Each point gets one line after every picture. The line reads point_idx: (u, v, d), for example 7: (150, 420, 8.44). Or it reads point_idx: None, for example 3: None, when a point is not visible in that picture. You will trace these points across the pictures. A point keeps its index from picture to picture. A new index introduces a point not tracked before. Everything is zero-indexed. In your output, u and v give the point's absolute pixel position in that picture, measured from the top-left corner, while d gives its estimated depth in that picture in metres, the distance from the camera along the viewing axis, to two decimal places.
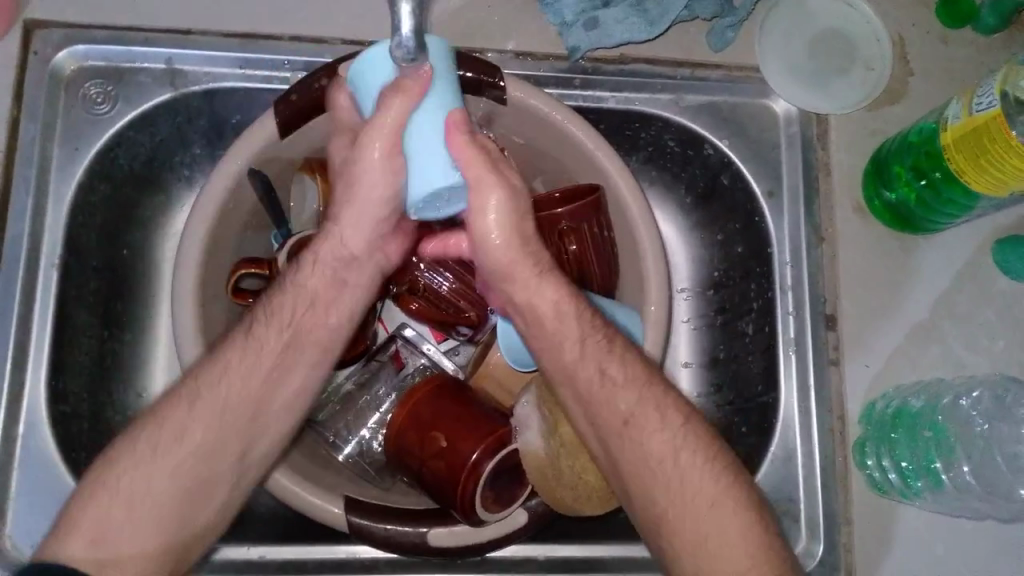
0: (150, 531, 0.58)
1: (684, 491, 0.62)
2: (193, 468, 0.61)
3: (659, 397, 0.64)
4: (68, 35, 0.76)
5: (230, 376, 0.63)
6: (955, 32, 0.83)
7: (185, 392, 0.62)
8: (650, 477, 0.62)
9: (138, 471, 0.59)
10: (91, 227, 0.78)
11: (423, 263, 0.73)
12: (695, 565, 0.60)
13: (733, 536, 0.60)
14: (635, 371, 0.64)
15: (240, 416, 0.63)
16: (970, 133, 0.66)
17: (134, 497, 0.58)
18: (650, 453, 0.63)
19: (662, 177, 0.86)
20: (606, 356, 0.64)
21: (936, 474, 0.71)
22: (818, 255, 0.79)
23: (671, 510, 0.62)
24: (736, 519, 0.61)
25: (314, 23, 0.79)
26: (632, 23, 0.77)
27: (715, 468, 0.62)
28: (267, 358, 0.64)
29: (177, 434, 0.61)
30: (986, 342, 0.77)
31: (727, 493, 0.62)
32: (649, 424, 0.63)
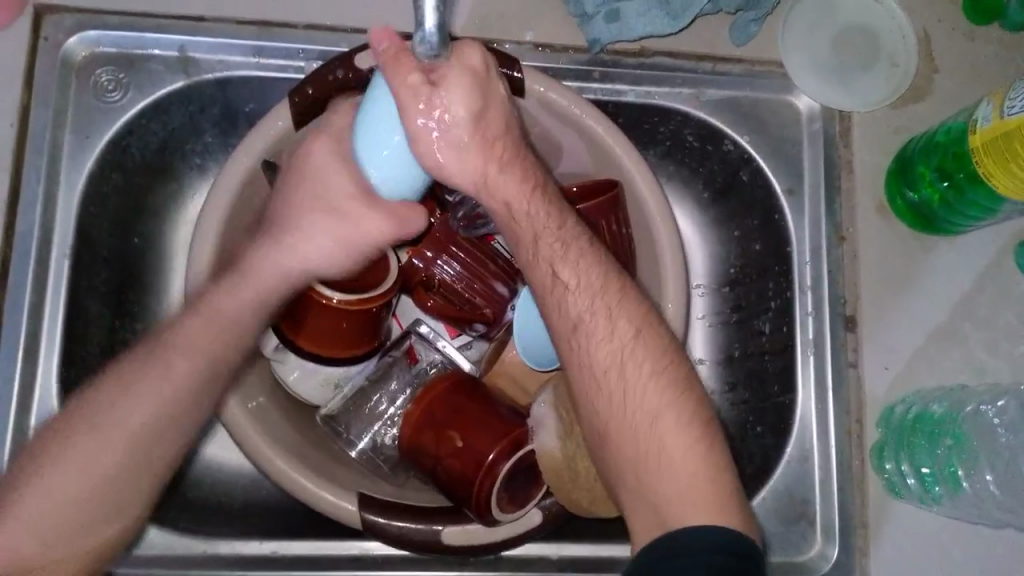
0: (72, 561, 0.57)
1: (626, 404, 0.58)
2: (118, 480, 0.57)
3: (614, 304, 0.60)
4: (80, 21, 0.74)
5: (150, 376, 0.58)
6: (982, 28, 0.82)
7: (92, 415, 0.57)
8: (599, 388, 0.59)
9: (65, 476, 0.56)
10: (102, 216, 0.77)
11: (437, 258, 0.71)
12: (634, 481, 0.57)
13: (676, 457, 0.56)
14: (591, 276, 0.61)
15: (156, 443, 0.58)
16: (1000, 137, 0.65)
17: (63, 506, 0.56)
18: (596, 362, 0.59)
19: (679, 172, 0.84)
20: (560, 256, 0.62)
21: (957, 479, 0.72)
22: (839, 254, 0.78)
23: (611, 422, 0.58)
24: (677, 439, 0.56)
25: (329, 10, 0.78)
26: (654, 15, 0.75)
27: (665, 383, 0.58)
28: (191, 359, 0.59)
29: (102, 446, 0.56)
30: (1007, 346, 0.76)
31: (669, 409, 0.57)
32: (599, 330, 0.60)
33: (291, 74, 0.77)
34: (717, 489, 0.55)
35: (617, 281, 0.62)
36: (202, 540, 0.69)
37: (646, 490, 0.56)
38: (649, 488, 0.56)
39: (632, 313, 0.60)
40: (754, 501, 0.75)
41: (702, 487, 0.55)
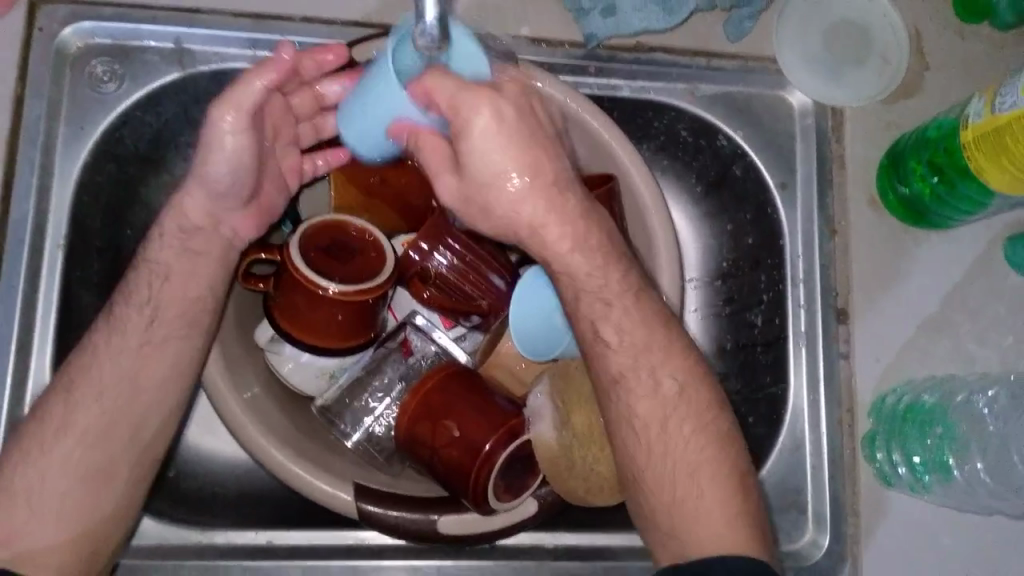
0: (53, 521, 0.60)
1: (664, 455, 0.62)
2: (84, 460, 0.62)
3: (657, 358, 0.63)
4: (75, 12, 0.75)
5: (99, 362, 0.63)
6: (971, 26, 0.83)
7: (60, 387, 0.63)
8: (639, 439, 0.63)
9: (31, 465, 0.61)
10: (97, 207, 0.76)
11: (432, 250, 0.72)
12: (666, 524, 0.61)
13: (709, 504, 0.60)
14: (633, 335, 0.63)
15: (117, 400, 0.63)
16: (990, 132, 0.66)
17: (31, 492, 0.60)
18: (636, 415, 0.63)
19: (673, 166, 0.83)
20: (603, 314, 0.62)
21: (947, 468, 0.73)
22: (830, 247, 0.79)
23: (649, 471, 0.62)
24: (712, 490, 0.61)
25: (327, 4, 0.78)
26: (650, 11, 0.76)
27: (704, 436, 0.63)
28: (131, 340, 0.64)
29: (58, 429, 0.62)
30: (996, 338, 0.77)
31: (708, 461, 0.62)
32: (640, 386, 0.63)
33: None
34: (745, 531, 0.60)
35: (661, 338, 0.64)
36: (198, 530, 0.69)
37: (678, 532, 0.61)
38: (681, 530, 0.61)
39: (675, 369, 0.64)
40: None
41: (732, 532, 0.60)
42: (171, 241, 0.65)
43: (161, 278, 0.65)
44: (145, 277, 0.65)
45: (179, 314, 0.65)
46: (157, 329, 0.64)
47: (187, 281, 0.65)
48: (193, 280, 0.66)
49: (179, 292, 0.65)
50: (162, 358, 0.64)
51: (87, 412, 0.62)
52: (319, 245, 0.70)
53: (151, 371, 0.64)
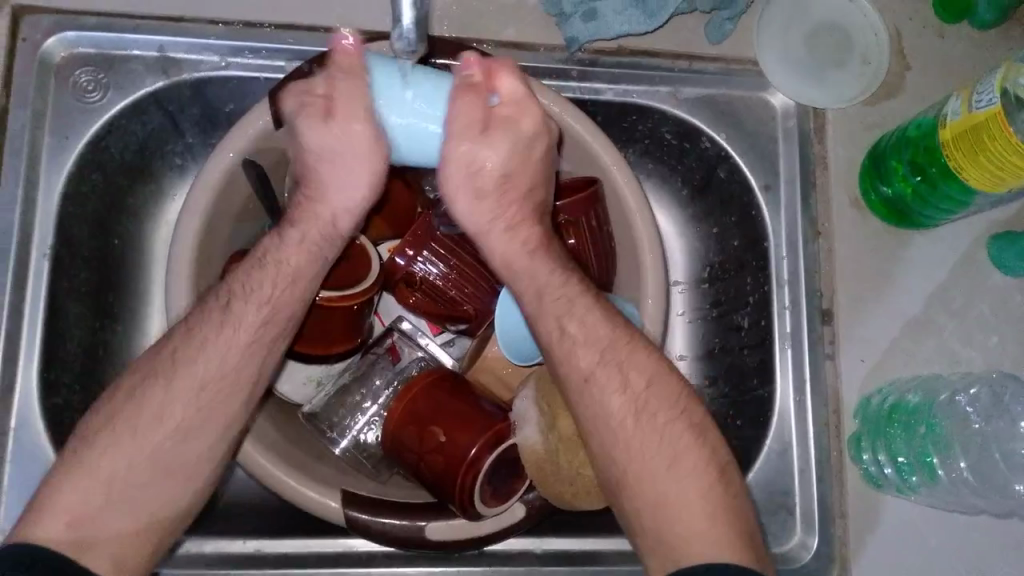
0: (126, 512, 0.60)
1: (643, 451, 0.65)
2: (166, 452, 0.62)
3: (621, 356, 0.67)
4: (58, 22, 0.74)
5: (206, 352, 0.63)
6: (951, 26, 0.83)
7: (162, 371, 0.63)
8: (615, 438, 0.65)
9: (114, 449, 0.61)
10: (82, 217, 0.77)
11: (418, 255, 0.72)
12: (651, 525, 0.63)
13: (691, 498, 0.63)
14: (599, 332, 0.67)
15: (217, 396, 0.63)
16: (969, 129, 0.66)
17: (111, 479, 0.60)
18: (612, 411, 0.66)
19: (658, 169, 0.85)
20: (568, 312, 0.67)
21: (932, 468, 0.72)
22: (815, 249, 0.79)
23: (630, 469, 0.65)
24: (690, 481, 0.64)
25: (310, 11, 0.78)
26: (631, 15, 0.77)
27: (679, 426, 0.66)
28: (242, 335, 0.64)
29: (155, 415, 0.62)
30: (980, 337, 0.78)
31: (687, 453, 0.65)
32: (611, 381, 0.66)
33: (267, 73, 0.77)
34: (729, 526, 0.62)
35: (625, 334, 0.68)
36: (187, 540, 0.69)
37: (664, 533, 0.63)
38: (665, 532, 0.63)
39: (643, 364, 0.67)
40: None
41: (721, 529, 0.62)
42: (300, 236, 0.66)
43: (287, 280, 0.66)
44: (270, 275, 0.65)
45: (291, 318, 0.66)
46: (267, 333, 0.65)
47: (308, 284, 0.66)
48: (301, 278, 0.66)
49: (287, 289, 0.66)
50: (261, 366, 0.66)
51: (180, 405, 0.62)
52: None
53: (249, 370, 0.65)
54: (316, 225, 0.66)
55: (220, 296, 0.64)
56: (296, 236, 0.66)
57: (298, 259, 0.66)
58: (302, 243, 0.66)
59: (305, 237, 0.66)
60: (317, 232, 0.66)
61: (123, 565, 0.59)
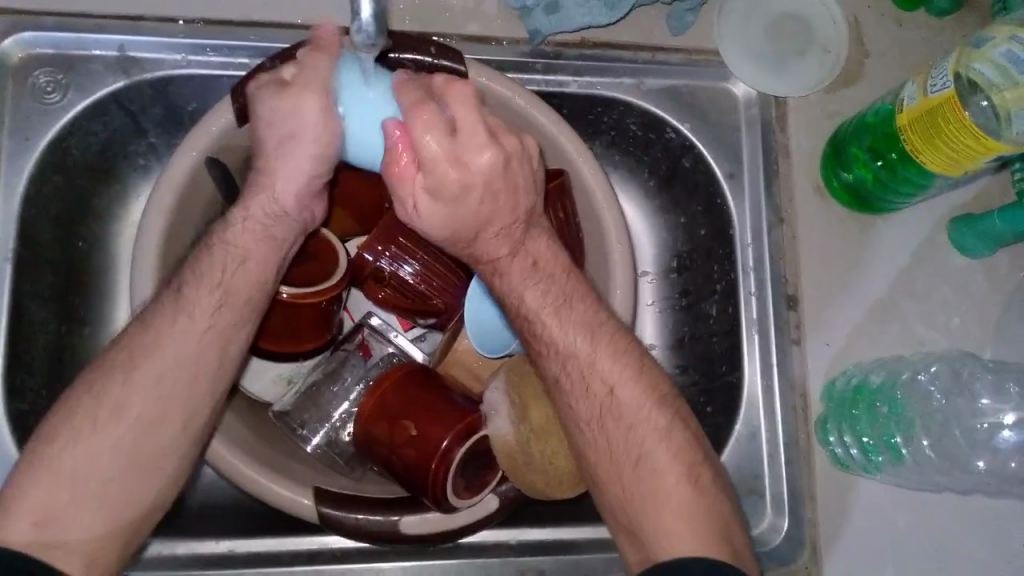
0: (93, 510, 0.58)
1: (611, 452, 0.63)
2: (133, 445, 0.59)
3: (586, 360, 0.64)
4: (15, 22, 0.73)
5: (164, 341, 0.61)
6: (909, 14, 0.85)
7: (121, 363, 0.60)
8: (583, 441, 0.64)
9: (76, 447, 0.58)
10: (45, 219, 0.76)
11: (387, 251, 0.72)
12: (623, 522, 0.62)
13: (659, 495, 0.61)
14: (563, 335, 0.65)
15: (179, 388, 0.61)
16: (924, 114, 0.68)
17: (76, 475, 0.58)
18: (578, 416, 0.64)
19: (625, 161, 0.86)
20: (538, 311, 0.65)
21: (896, 448, 0.75)
22: (778, 236, 0.80)
23: (600, 470, 0.63)
24: (669, 476, 0.61)
25: (273, 8, 0.78)
26: (592, 6, 0.77)
27: (646, 427, 0.63)
28: (199, 324, 0.62)
29: (114, 409, 0.59)
30: (942, 318, 0.79)
31: (655, 452, 0.62)
32: (575, 388, 0.64)
33: (230, 71, 0.76)
34: (701, 516, 0.60)
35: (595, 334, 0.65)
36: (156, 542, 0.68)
37: (635, 530, 0.61)
38: (637, 526, 0.61)
39: (607, 368, 0.64)
40: None
41: (690, 524, 0.59)
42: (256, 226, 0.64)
43: (237, 261, 0.64)
44: (221, 260, 0.63)
45: (253, 300, 0.64)
46: (223, 318, 0.63)
47: (263, 266, 0.65)
48: (259, 263, 0.65)
49: (247, 274, 0.64)
50: (224, 346, 0.63)
51: (140, 396, 0.60)
52: None
53: (215, 353, 0.63)
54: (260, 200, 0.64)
55: (171, 287, 0.62)
56: (245, 226, 0.64)
57: (249, 242, 0.64)
58: (249, 223, 0.64)
59: (251, 219, 0.64)
60: (260, 210, 0.64)
61: (94, 563, 0.57)
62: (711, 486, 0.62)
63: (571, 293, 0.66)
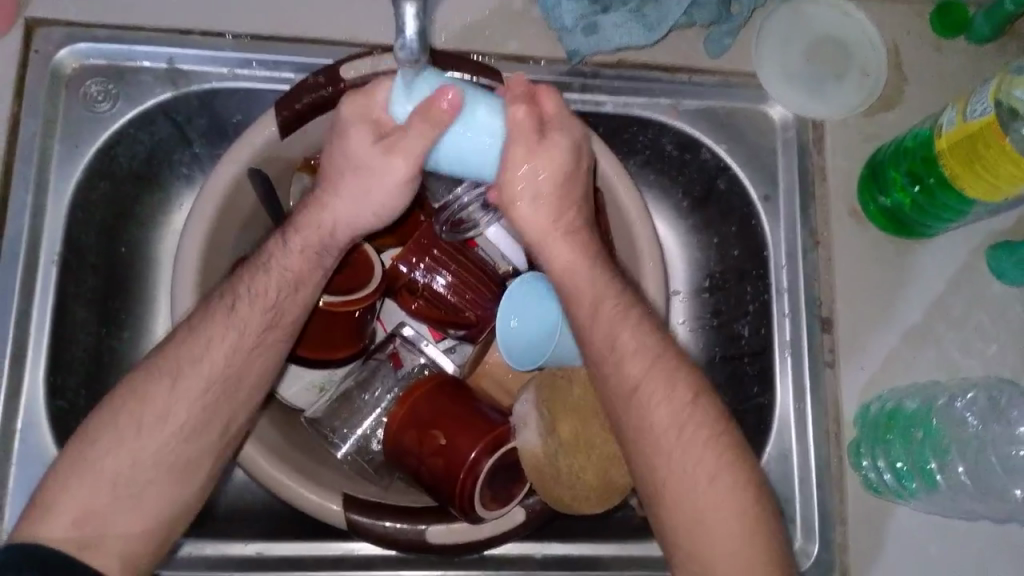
0: (131, 514, 0.60)
1: (681, 464, 0.64)
2: (176, 451, 0.62)
3: (669, 371, 0.65)
4: (70, 34, 0.76)
5: (210, 354, 0.63)
6: (949, 41, 0.84)
7: (168, 367, 0.62)
8: (642, 467, 0.65)
9: (119, 450, 0.61)
10: (91, 224, 0.78)
11: (421, 263, 0.73)
12: (686, 535, 0.63)
13: (727, 514, 0.63)
14: (649, 342, 0.65)
15: (222, 398, 0.63)
16: (963, 138, 0.67)
17: (116, 478, 0.60)
18: (655, 423, 0.64)
19: (660, 180, 0.85)
20: (619, 322, 0.65)
21: (930, 474, 0.73)
22: (814, 259, 0.80)
23: (670, 478, 0.64)
24: (728, 505, 0.63)
25: (316, 24, 0.79)
26: (631, 28, 0.78)
27: (705, 455, 0.64)
28: (247, 339, 0.63)
29: (159, 415, 0.61)
30: (980, 346, 0.78)
31: (725, 472, 0.64)
32: (657, 395, 0.65)
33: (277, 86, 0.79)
34: (760, 539, 0.63)
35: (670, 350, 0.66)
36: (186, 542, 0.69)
37: (699, 547, 0.63)
38: (694, 552, 0.63)
39: (682, 379, 0.66)
40: None
41: (752, 549, 0.62)
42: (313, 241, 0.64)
43: (291, 285, 0.65)
44: (273, 280, 0.64)
45: (295, 322, 0.66)
46: (267, 336, 0.64)
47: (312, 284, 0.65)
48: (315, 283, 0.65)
49: (297, 293, 0.65)
50: (266, 360, 0.65)
51: (183, 403, 0.62)
52: None
53: (256, 374, 0.64)
54: (318, 227, 0.64)
55: (223, 295, 0.64)
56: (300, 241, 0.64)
57: (299, 265, 0.64)
58: (306, 250, 0.64)
59: (306, 245, 0.64)
60: (318, 239, 0.64)
61: (130, 564, 0.60)
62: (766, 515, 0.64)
63: (627, 319, 0.65)
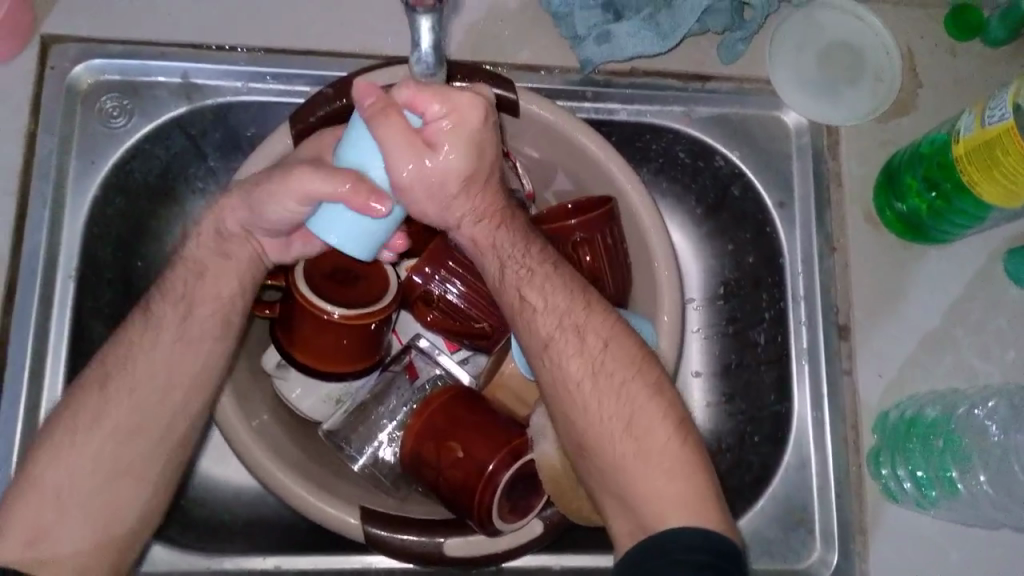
0: (85, 520, 0.61)
1: (599, 415, 0.61)
2: (113, 454, 0.62)
3: (582, 322, 0.64)
4: (87, 50, 0.77)
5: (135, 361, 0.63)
6: (964, 44, 0.84)
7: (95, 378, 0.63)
8: (561, 407, 0.63)
9: (58, 462, 0.61)
10: (107, 240, 0.78)
11: (435, 274, 0.72)
12: (614, 487, 0.60)
13: (650, 459, 0.59)
14: (558, 298, 0.64)
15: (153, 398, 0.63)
16: (981, 145, 0.67)
17: (61, 495, 0.60)
18: (568, 377, 0.63)
19: (673, 187, 0.85)
20: (527, 279, 0.64)
21: (951, 481, 0.72)
22: (830, 265, 0.80)
23: (589, 430, 0.62)
24: (649, 441, 0.60)
25: (331, 37, 0.80)
26: (644, 36, 0.77)
27: (630, 391, 0.62)
28: (169, 334, 0.64)
29: (92, 420, 0.62)
30: (998, 352, 0.77)
31: (644, 413, 0.61)
32: (568, 347, 0.63)
33: (289, 98, 0.79)
34: (688, 481, 0.58)
35: (582, 298, 0.65)
36: (206, 558, 0.69)
37: (626, 496, 0.59)
38: (627, 491, 0.59)
39: (600, 328, 0.64)
40: (751, 512, 0.76)
41: (680, 489, 0.58)
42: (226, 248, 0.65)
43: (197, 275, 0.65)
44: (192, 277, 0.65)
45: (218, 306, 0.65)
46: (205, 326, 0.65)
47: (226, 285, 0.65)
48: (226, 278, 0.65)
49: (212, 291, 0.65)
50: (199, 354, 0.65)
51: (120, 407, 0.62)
52: (326, 271, 0.71)
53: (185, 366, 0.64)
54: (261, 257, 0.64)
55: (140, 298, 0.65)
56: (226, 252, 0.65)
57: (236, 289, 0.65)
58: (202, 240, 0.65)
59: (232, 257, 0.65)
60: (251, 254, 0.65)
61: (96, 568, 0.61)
62: (692, 447, 0.60)
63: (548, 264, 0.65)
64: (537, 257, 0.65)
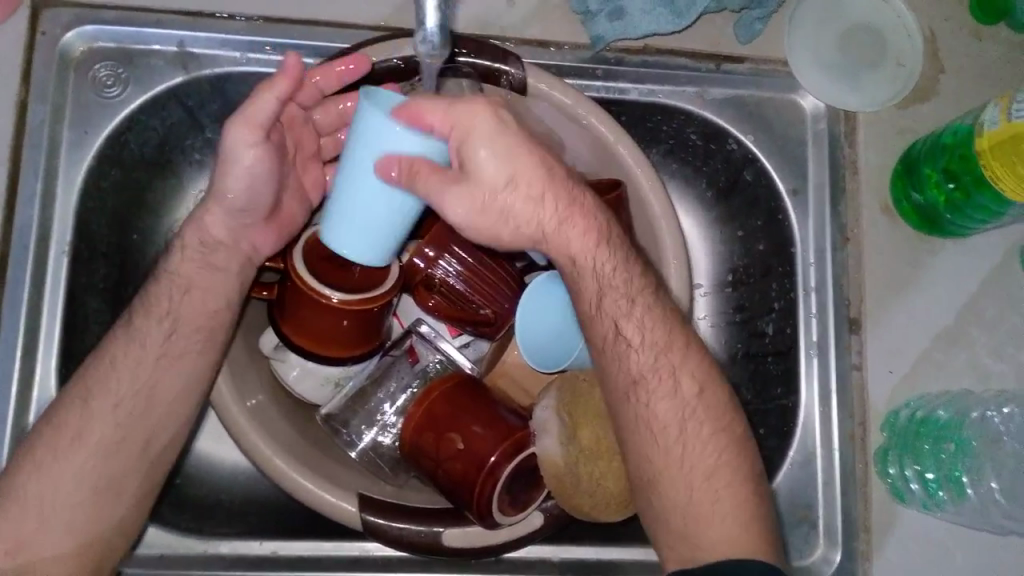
0: (64, 530, 0.61)
1: (680, 455, 0.63)
2: (95, 465, 0.62)
3: (677, 364, 0.65)
4: (79, 15, 0.74)
5: (116, 372, 0.63)
6: (989, 29, 0.81)
7: (78, 393, 0.63)
8: (639, 442, 0.64)
9: (40, 475, 0.61)
10: (100, 213, 0.75)
11: (438, 257, 0.71)
12: (678, 523, 0.62)
13: (724, 504, 0.62)
14: (655, 336, 0.64)
15: (135, 413, 0.63)
16: (1009, 139, 0.65)
17: (41, 504, 0.61)
18: (656, 416, 0.64)
19: (683, 170, 0.81)
20: (624, 315, 0.64)
21: (959, 485, 0.73)
22: (843, 257, 0.78)
23: (666, 469, 0.63)
24: (723, 489, 0.62)
25: (334, 8, 0.77)
26: (659, 13, 0.74)
27: (711, 436, 0.64)
28: (150, 352, 0.64)
29: (75, 434, 0.62)
30: (1012, 350, 0.76)
31: (720, 461, 0.63)
32: (660, 388, 0.64)
33: None
34: (756, 531, 0.62)
35: (681, 339, 0.65)
36: (202, 539, 0.69)
37: (688, 533, 0.62)
38: (691, 532, 0.61)
39: (694, 371, 0.65)
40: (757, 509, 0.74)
41: (746, 534, 0.61)
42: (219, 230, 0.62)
43: (181, 291, 0.65)
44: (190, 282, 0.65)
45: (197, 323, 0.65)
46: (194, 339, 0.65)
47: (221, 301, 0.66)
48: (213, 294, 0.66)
49: (198, 306, 0.65)
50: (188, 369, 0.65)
51: (101, 421, 0.62)
52: (324, 253, 0.69)
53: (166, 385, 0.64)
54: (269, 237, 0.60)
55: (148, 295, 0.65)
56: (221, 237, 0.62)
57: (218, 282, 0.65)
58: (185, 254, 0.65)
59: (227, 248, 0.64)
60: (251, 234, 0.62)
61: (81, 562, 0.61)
62: (761, 497, 0.64)
63: (649, 298, 0.65)
64: (635, 291, 0.64)
